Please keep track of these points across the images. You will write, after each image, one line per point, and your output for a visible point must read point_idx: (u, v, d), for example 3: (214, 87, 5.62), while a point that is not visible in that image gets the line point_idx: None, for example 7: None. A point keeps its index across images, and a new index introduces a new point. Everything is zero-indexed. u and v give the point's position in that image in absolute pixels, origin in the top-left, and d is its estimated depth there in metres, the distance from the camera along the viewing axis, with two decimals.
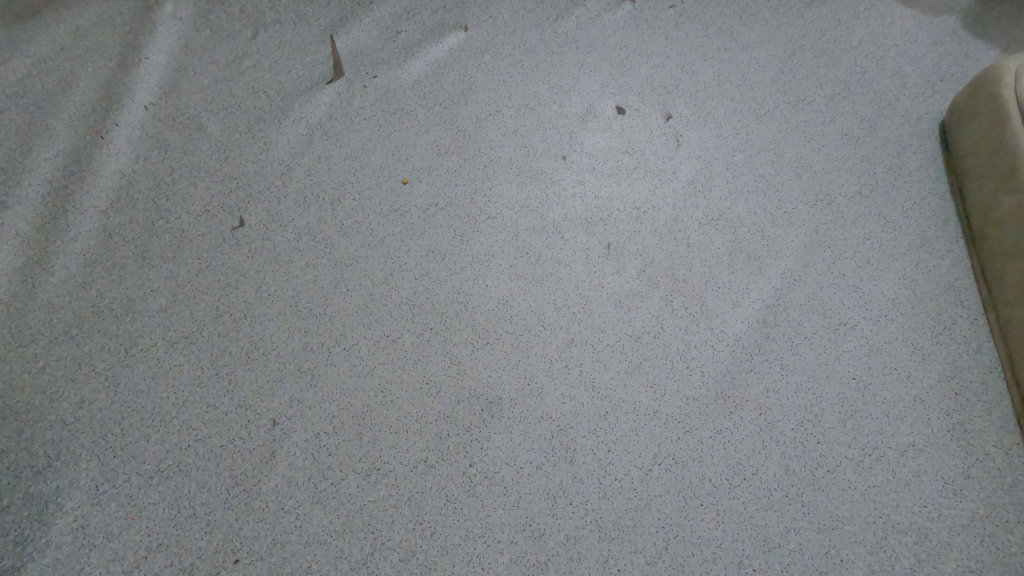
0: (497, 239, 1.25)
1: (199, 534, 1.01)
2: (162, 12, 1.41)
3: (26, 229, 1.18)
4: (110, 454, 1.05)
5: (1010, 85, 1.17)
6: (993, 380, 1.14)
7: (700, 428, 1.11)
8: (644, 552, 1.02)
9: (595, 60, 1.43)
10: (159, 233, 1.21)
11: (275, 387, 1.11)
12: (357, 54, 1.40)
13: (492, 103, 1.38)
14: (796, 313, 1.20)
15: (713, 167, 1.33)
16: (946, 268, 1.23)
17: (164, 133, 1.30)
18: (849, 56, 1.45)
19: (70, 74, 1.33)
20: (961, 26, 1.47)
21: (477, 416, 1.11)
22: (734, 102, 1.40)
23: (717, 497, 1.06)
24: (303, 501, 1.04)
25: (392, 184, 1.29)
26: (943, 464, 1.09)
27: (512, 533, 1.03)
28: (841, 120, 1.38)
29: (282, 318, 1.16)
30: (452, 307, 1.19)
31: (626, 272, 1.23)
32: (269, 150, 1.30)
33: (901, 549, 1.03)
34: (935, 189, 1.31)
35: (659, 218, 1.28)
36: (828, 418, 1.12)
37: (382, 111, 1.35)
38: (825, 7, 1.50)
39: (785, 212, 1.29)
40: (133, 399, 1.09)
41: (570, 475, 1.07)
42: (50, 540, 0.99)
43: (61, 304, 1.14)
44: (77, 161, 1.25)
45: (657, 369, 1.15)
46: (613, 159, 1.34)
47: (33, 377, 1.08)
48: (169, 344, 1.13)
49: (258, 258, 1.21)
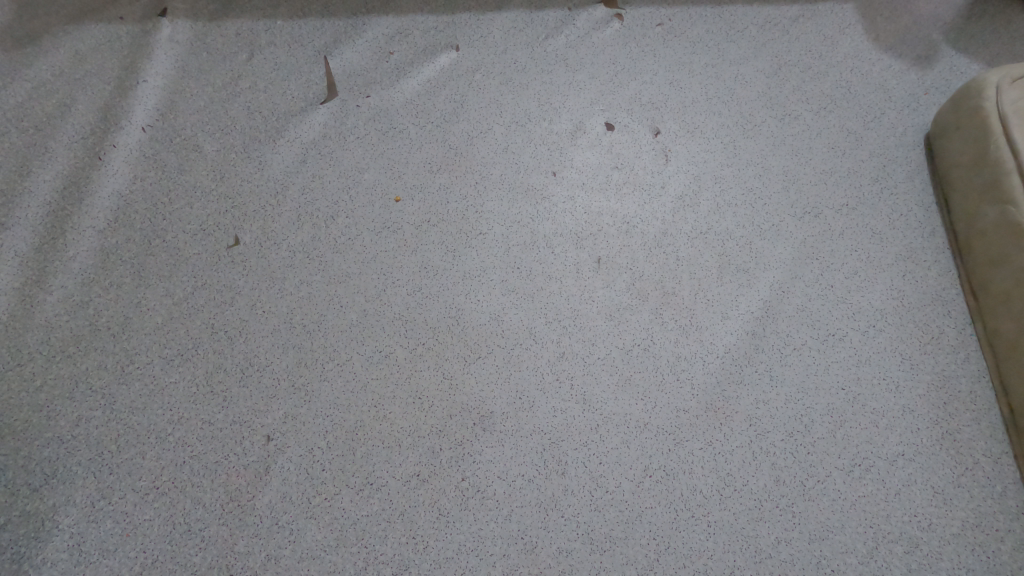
0: (490, 254, 1.27)
1: (194, 550, 1.02)
2: (161, 35, 1.45)
3: (25, 250, 1.21)
4: (106, 471, 1.06)
5: (993, 98, 1.20)
6: (981, 389, 1.15)
7: (690, 440, 1.12)
8: (635, 563, 1.03)
9: (584, 77, 1.46)
10: (156, 252, 1.23)
11: (269, 403, 1.12)
12: (351, 75, 1.43)
13: (484, 120, 1.40)
14: (785, 324, 1.22)
15: (701, 182, 1.35)
16: (933, 278, 1.25)
17: (161, 154, 1.32)
18: (835, 70, 1.47)
19: (70, 97, 1.36)
20: (944, 41, 1.50)
21: (470, 430, 1.12)
22: (722, 117, 1.42)
23: (708, 508, 1.07)
24: (298, 516, 1.05)
25: (386, 202, 1.31)
26: (933, 473, 1.10)
27: (505, 547, 1.04)
28: (827, 134, 1.40)
29: (277, 334, 1.18)
30: (444, 322, 1.20)
31: (616, 286, 1.25)
32: (265, 169, 1.32)
33: (892, 559, 1.04)
34: (920, 201, 1.33)
35: (648, 232, 1.30)
36: (818, 429, 1.13)
37: (376, 131, 1.38)
38: (810, 23, 1.53)
39: (772, 225, 1.31)
40: (130, 415, 1.10)
41: (561, 487, 1.08)
42: (47, 556, 1.00)
43: (59, 323, 1.16)
44: (76, 181, 1.28)
45: (648, 382, 1.17)
46: (602, 174, 1.36)
47: (31, 396, 1.10)
48: (165, 361, 1.15)
49: (253, 276, 1.23)
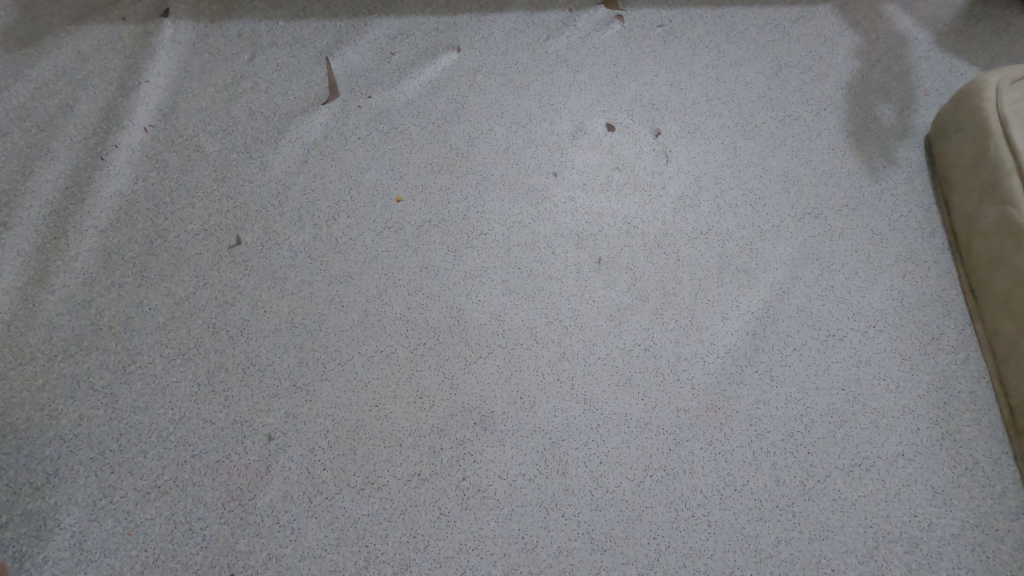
0: (490, 254, 1.27)
1: (195, 549, 1.02)
2: (163, 35, 1.45)
3: (27, 249, 1.21)
4: (107, 471, 1.06)
5: (992, 98, 1.21)
6: (981, 390, 1.16)
7: (691, 440, 1.12)
8: (635, 563, 1.03)
9: (585, 78, 1.47)
10: (158, 252, 1.24)
11: (270, 402, 1.13)
12: (352, 75, 1.44)
13: (485, 121, 1.41)
14: (785, 325, 1.22)
15: (702, 182, 1.36)
16: (933, 279, 1.25)
17: (163, 154, 1.32)
18: (835, 71, 1.48)
19: (72, 97, 1.36)
20: (943, 42, 1.51)
21: (471, 429, 1.12)
22: (722, 118, 1.43)
23: (708, 508, 1.07)
24: (299, 515, 1.05)
25: (387, 202, 1.31)
26: (933, 473, 1.10)
27: (506, 546, 1.04)
28: (827, 135, 1.40)
29: (278, 334, 1.18)
30: (445, 321, 1.21)
31: (617, 286, 1.25)
32: (267, 169, 1.33)
33: (892, 559, 1.04)
34: (920, 201, 1.33)
35: (649, 232, 1.30)
36: (818, 429, 1.14)
37: (377, 131, 1.38)
38: (810, 25, 1.53)
39: (772, 226, 1.31)
40: (131, 415, 1.10)
41: (562, 487, 1.08)
42: (49, 555, 1.00)
43: (61, 322, 1.16)
44: (78, 182, 1.28)
45: (648, 382, 1.17)
46: (603, 175, 1.36)
47: (33, 395, 1.10)
48: (166, 361, 1.15)
49: (254, 275, 1.23)
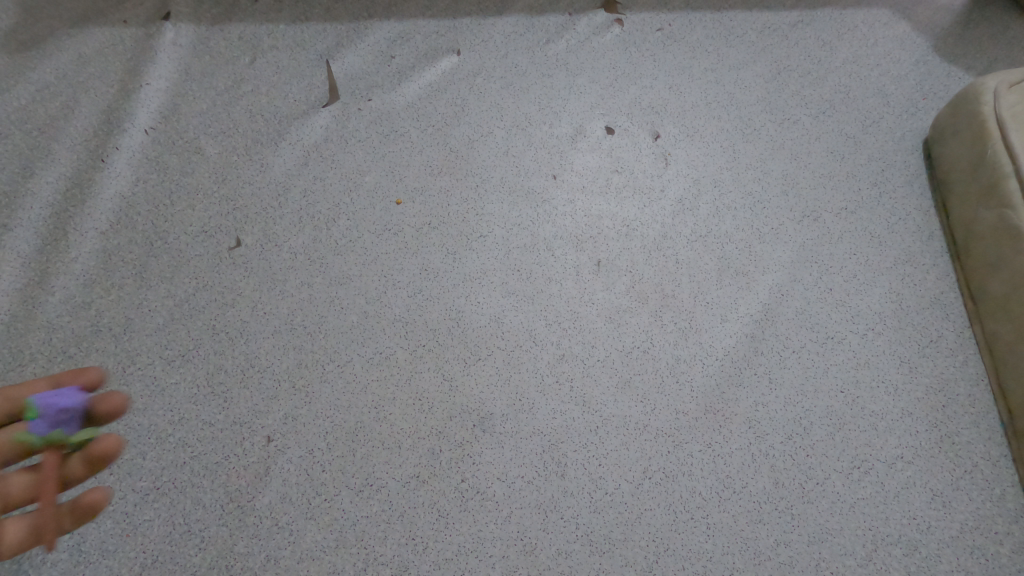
0: (490, 256, 1.28)
1: (194, 551, 1.02)
2: (164, 38, 1.45)
3: (27, 251, 1.21)
4: (106, 472, 1.06)
5: (989, 102, 1.22)
6: (979, 393, 1.16)
7: (690, 442, 1.12)
8: (634, 565, 1.03)
9: (584, 81, 1.47)
10: (158, 254, 1.24)
11: (270, 404, 1.13)
12: (352, 78, 1.44)
13: (484, 123, 1.41)
14: (784, 328, 1.22)
15: (701, 185, 1.36)
16: (931, 282, 1.26)
17: (163, 156, 1.33)
18: (833, 75, 1.48)
19: (73, 99, 1.36)
20: (941, 46, 1.51)
21: (470, 431, 1.12)
22: (721, 121, 1.43)
23: (707, 510, 1.07)
24: (297, 517, 1.05)
25: (387, 204, 1.32)
26: (932, 476, 1.10)
27: (504, 549, 1.04)
28: (825, 138, 1.41)
29: (278, 335, 1.18)
30: (444, 324, 1.21)
31: (616, 288, 1.25)
32: (267, 171, 1.33)
33: (891, 562, 1.04)
34: (918, 204, 1.33)
35: (648, 235, 1.31)
36: (817, 432, 1.14)
37: (377, 134, 1.39)
38: (809, 29, 1.54)
39: (771, 228, 1.31)
40: (130, 416, 1.10)
41: (561, 489, 1.08)
42: (47, 557, 0.99)
43: (60, 323, 1.16)
44: (79, 183, 1.28)
45: (647, 384, 1.17)
46: (602, 178, 1.37)
47: None
48: (165, 362, 1.15)
49: (254, 277, 1.23)
